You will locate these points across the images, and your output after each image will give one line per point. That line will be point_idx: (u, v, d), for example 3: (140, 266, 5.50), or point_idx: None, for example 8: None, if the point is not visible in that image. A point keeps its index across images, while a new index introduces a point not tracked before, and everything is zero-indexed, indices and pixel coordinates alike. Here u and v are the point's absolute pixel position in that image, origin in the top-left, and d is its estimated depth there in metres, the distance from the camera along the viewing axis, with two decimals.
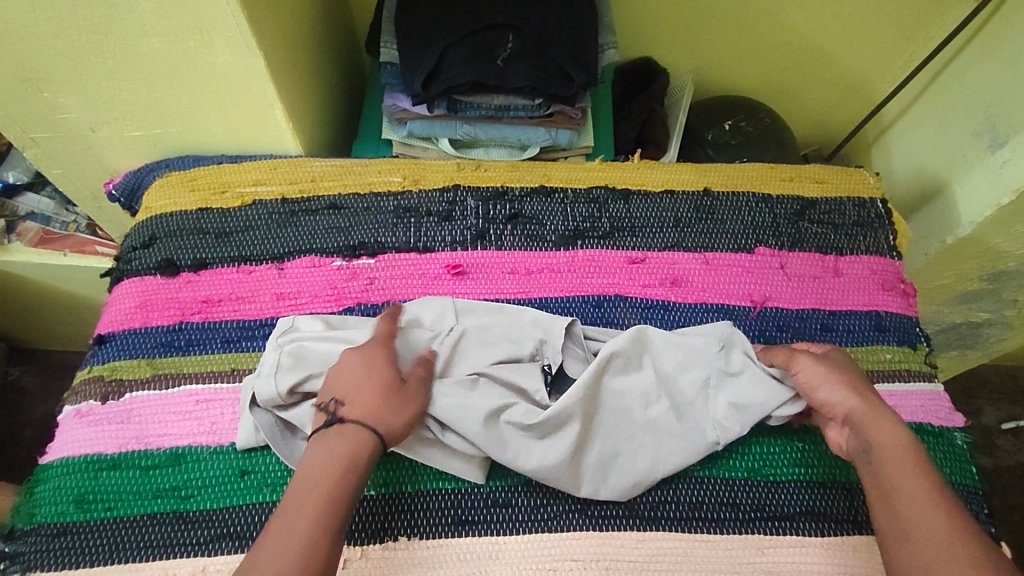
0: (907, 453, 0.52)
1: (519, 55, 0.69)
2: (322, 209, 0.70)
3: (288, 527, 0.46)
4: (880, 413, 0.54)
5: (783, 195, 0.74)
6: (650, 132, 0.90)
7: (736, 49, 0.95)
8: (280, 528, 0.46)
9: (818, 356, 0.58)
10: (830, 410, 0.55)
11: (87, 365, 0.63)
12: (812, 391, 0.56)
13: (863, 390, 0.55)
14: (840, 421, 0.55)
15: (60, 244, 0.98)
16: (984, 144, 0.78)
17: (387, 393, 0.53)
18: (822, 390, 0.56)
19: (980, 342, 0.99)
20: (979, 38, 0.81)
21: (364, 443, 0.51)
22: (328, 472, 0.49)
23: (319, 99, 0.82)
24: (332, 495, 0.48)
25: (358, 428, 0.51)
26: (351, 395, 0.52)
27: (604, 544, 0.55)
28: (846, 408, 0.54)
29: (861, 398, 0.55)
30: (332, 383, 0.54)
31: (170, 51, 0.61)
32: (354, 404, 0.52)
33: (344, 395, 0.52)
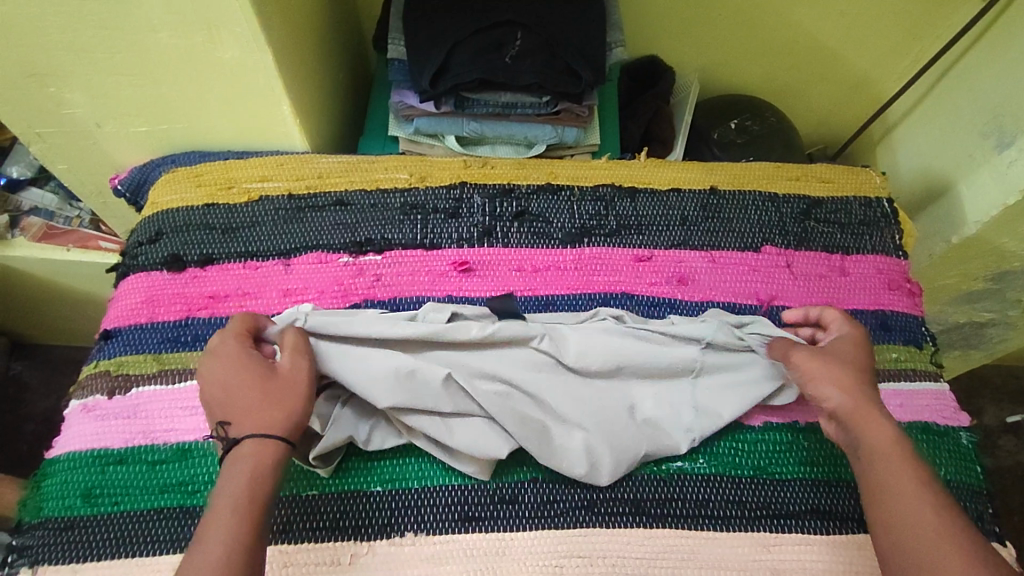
0: (895, 450, 0.51)
1: (527, 53, 0.69)
2: (328, 205, 0.70)
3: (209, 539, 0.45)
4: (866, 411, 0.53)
5: (790, 193, 0.74)
6: (656, 130, 0.90)
7: (742, 47, 0.95)
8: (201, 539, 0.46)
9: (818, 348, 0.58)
10: (819, 403, 0.55)
11: (93, 359, 0.63)
12: (805, 383, 0.56)
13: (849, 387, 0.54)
14: (828, 413, 0.55)
15: (64, 240, 0.98)
16: (990, 144, 0.78)
17: (265, 400, 0.52)
18: (813, 384, 0.56)
19: (983, 342, 0.99)
20: (986, 38, 0.81)
21: (270, 452, 0.50)
22: (245, 481, 0.48)
23: (325, 95, 0.81)
24: (244, 502, 0.47)
25: (251, 441, 0.50)
26: (234, 416, 0.51)
27: (610, 541, 0.55)
28: (833, 403, 0.54)
29: (851, 395, 0.54)
30: (213, 405, 0.52)
31: (179, 47, 0.61)
32: (243, 421, 0.51)
33: (229, 416, 0.51)
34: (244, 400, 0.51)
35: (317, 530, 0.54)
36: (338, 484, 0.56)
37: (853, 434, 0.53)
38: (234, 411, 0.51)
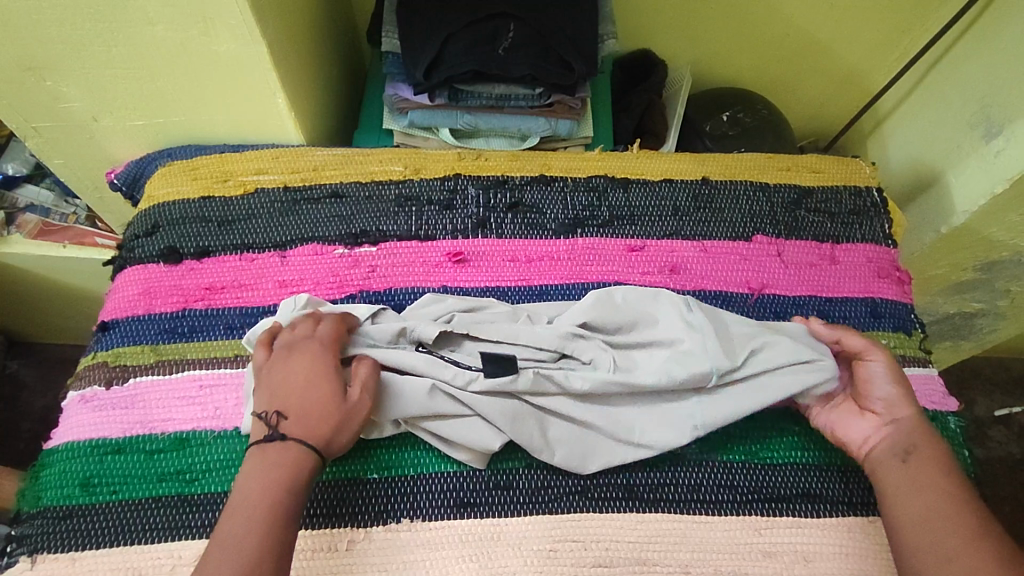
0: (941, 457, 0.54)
1: (520, 45, 0.70)
2: (323, 198, 0.71)
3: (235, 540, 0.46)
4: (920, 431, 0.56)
5: (781, 183, 0.75)
6: (649, 123, 0.90)
7: (733, 41, 0.96)
8: (226, 537, 0.46)
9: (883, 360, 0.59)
10: (889, 407, 0.57)
11: (91, 351, 0.63)
12: (866, 387, 0.58)
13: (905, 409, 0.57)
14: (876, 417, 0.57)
15: (60, 236, 0.98)
16: (978, 134, 0.79)
17: (335, 407, 0.53)
18: (880, 389, 0.58)
19: (973, 333, 1.01)
20: (974, 30, 0.82)
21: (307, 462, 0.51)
22: (270, 486, 0.49)
23: (319, 89, 0.82)
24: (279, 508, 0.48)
25: (297, 447, 0.51)
26: (296, 410, 0.52)
27: (604, 525, 0.56)
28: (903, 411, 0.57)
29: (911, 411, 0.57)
30: (278, 393, 0.53)
31: (175, 39, 0.62)
32: (300, 420, 0.52)
33: (288, 411, 0.52)
34: (310, 407, 0.52)
35: (313, 517, 0.55)
36: (334, 472, 0.57)
37: (906, 441, 0.55)
38: (294, 409, 0.52)
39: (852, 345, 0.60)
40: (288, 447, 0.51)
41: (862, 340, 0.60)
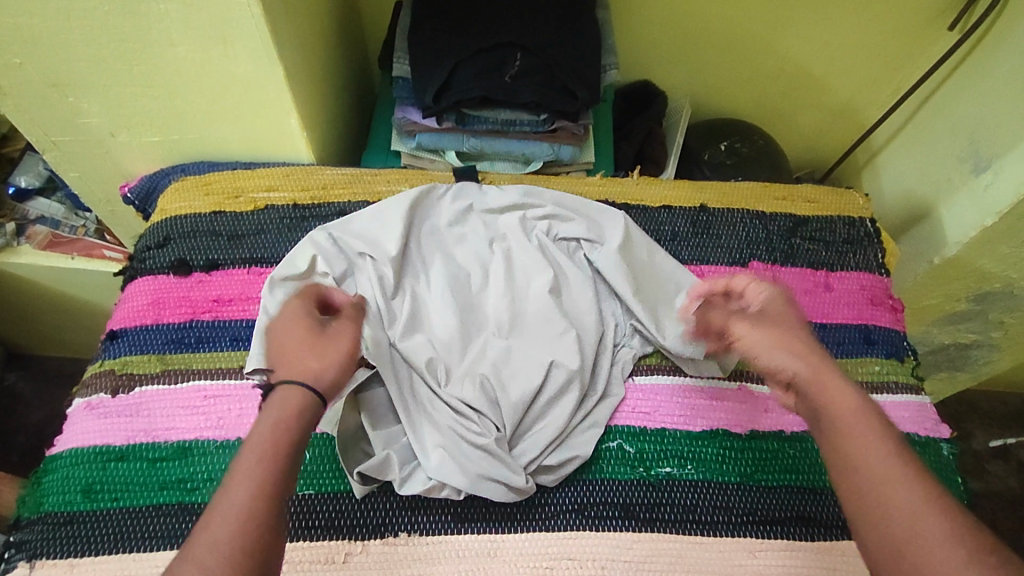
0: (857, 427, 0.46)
1: (526, 72, 0.73)
2: (331, 215, 0.73)
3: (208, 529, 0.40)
4: (823, 367, 0.50)
5: (776, 212, 0.77)
6: (648, 151, 0.93)
7: (732, 74, 0.99)
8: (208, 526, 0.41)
9: (758, 317, 0.55)
10: (777, 373, 0.52)
11: (98, 359, 0.65)
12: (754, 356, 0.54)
13: (805, 349, 0.51)
14: (785, 384, 0.52)
15: (69, 248, 0.99)
16: (968, 168, 0.81)
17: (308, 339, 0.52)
18: (763, 356, 0.53)
19: (969, 364, 1.01)
20: (960, 70, 0.86)
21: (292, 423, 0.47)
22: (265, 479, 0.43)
23: (331, 111, 0.85)
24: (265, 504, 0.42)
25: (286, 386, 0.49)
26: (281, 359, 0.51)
27: (600, 544, 0.56)
28: (789, 373, 0.51)
29: (808, 361, 0.51)
30: (276, 347, 0.52)
31: (195, 59, 0.64)
32: (282, 367, 0.50)
33: (279, 361, 0.51)
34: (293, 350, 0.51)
35: (313, 529, 0.55)
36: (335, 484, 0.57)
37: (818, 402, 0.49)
38: (283, 361, 0.51)
39: (739, 284, 0.58)
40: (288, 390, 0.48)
41: (746, 278, 0.58)
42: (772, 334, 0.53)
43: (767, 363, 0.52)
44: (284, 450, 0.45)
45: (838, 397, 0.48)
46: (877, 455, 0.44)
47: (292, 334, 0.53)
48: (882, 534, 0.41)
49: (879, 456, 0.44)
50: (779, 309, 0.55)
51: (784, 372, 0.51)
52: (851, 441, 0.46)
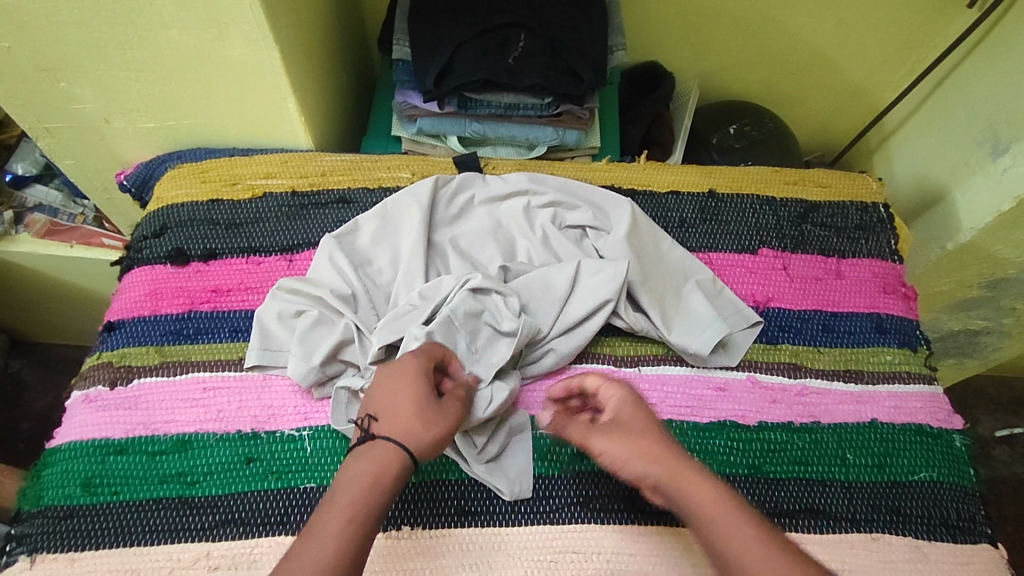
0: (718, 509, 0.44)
1: (530, 54, 0.71)
2: (331, 203, 0.71)
3: (304, 553, 0.41)
4: (683, 466, 0.47)
5: (787, 197, 0.75)
6: (655, 135, 0.91)
7: (742, 54, 0.97)
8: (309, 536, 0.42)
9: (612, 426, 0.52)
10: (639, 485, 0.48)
11: (96, 351, 0.64)
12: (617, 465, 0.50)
13: (655, 450, 0.48)
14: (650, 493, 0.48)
15: (67, 236, 0.98)
16: (985, 152, 0.79)
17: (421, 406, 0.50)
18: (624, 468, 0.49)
19: (978, 351, 0.99)
20: (980, 50, 0.83)
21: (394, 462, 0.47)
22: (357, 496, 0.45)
23: (330, 95, 0.83)
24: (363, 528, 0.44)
25: (385, 444, 0.47)
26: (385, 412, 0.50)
27: (606, 537, 0.55)
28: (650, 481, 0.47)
29: (663, 465, 0.47)
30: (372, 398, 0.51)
31: (189, 43, 0.62)
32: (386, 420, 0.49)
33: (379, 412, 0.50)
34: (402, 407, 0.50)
35: None
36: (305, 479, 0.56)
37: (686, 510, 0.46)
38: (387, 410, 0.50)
39: (591, 386, 0.57)
40: (382, 443, 0.47)
41: (601, 378, 0.57)
42: (634, 443, 0.49)
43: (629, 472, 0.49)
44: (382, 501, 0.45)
45: (696, 494, 0.45)
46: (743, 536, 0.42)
47: (402, 393, 0.50)
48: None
49: (749, 546, 0.41)
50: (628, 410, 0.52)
51: (643, 477, 0.48)
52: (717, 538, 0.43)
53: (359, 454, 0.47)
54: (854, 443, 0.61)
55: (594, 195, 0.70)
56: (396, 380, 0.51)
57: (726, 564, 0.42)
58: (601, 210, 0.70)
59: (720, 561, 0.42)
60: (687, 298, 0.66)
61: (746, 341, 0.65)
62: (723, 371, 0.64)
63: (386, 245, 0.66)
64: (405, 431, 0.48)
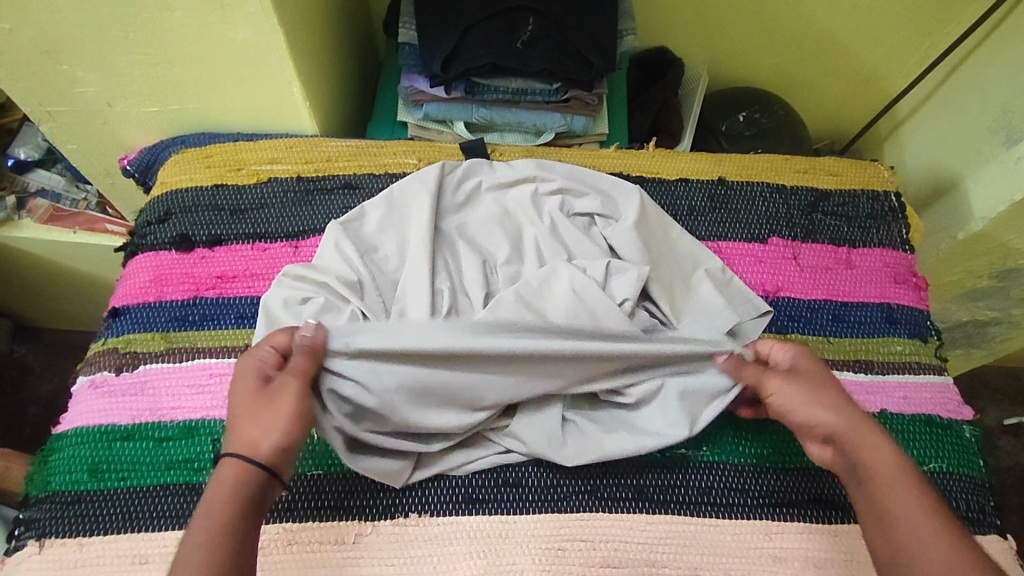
0: (896, 473, 0.47)
1: (539, 39, 0.69)
2: (336, 188, 0.70)
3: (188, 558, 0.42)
4: (862, 424, 0.50)
5: (798, 185, 0.74)
6: (664, 121, 0.90)
7: (752, 40, 0.95)
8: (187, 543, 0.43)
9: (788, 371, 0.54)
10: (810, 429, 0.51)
11: (102, 337, 0.63)
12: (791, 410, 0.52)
13: (839, 402, 0.51)
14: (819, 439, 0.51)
15: (71, 222, 0.97)
16: (999, 140, 0.78)
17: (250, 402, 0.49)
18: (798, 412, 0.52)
19: (985, 341, 0.99)
20: (996, 35, 0.81)
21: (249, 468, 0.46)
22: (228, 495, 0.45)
23: (335, 79, 0.82)
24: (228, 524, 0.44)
25: (229, 460, 0.47)
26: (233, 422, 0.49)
27: (613, 525, 0.55)
28: (826, 428, 0.50)
29: (845, 417, 0.50)
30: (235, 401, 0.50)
31: (193, 25, 0.61)
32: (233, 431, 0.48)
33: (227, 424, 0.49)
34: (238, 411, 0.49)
35: (322, 510, 0.55)
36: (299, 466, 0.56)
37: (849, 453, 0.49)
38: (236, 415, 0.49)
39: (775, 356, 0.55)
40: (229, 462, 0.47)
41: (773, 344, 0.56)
42: (819, 398, 0.51)
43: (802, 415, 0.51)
44: (239, 515, 0.45)
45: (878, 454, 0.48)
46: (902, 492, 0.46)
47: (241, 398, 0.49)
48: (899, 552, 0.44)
49: (910, 510, 0.45)
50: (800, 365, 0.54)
51: (819, 426, 0.51)
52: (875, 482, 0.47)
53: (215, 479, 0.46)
54: None
55: (601, 181, 0.70)
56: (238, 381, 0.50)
57: (879, 509, 0.46)
58: (609, 197, 0.69)
59: (872, 506, 0.47)
60: (696, 287, 0.65)
61: (755, 330, 0.64)
62: None
63: (392, 232, 0.65)
64: (244, 438, 0.47)
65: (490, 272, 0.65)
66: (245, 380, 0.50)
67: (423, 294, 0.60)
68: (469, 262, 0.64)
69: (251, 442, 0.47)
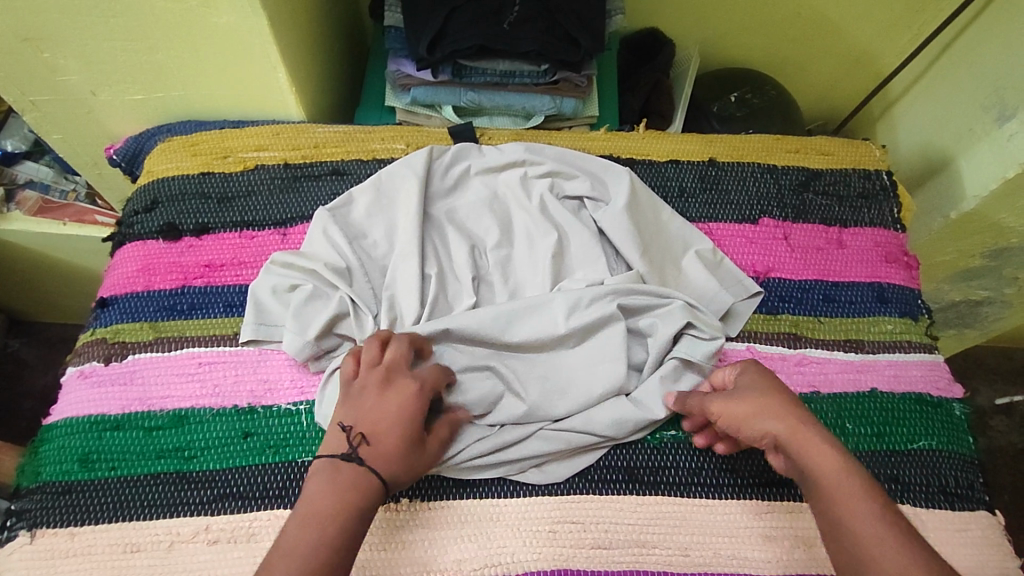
0: (846, 480, 0.46)
1: (526, 20, 0.69)
2: (324, 174, 0.70)
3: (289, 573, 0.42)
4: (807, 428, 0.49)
5: (789, 165, 0.73)
6: (654, 104, 0.89)
7: (744, 19, 0.94)
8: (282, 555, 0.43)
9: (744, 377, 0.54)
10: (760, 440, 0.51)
11: (90, 327, 0.63)
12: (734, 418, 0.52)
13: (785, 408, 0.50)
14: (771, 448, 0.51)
15: (60, 214, 0.97)
16: (991, 118, 0.77)
17: (410, 446, 0.49)
18: (747, 420, 0.51)
19: (978, 321, 0.99)
20: (988, 12, 0.81)
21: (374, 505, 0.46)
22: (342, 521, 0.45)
23: (321, 65, 0.81)
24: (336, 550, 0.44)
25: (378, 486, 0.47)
26: (377, 439, 0.48)
27: (604, 507, 0.55)
28: (773, 438, 0.50)
29: (785, 424, 0.50)
30: (361, 415, 0.49)
31: (173, 10, 0.60)
32: (376, 451, 0.48)
33: (369, 435, 0.48)
34: (391, 439, 0.48)
35: None
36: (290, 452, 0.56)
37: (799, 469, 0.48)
38: (381, 438, 0.48)
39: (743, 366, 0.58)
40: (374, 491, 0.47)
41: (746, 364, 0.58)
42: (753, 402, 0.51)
43: (751, 422, 0.51)
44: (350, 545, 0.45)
45: (819, 459, 0.48)
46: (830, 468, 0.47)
47: (389, 416, 0.49)
48: (841, 534, 0.45)
49: (864, 523, 0.44)
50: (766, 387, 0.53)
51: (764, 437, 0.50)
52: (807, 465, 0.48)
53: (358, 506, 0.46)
54: (854, 413, 0.61)
55: (592, 165, 0.69)
56: (390, 406, 0.50)
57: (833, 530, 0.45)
58: (599, 180, 0.69)
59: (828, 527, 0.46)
60: (686, 269, 0.65)
61: (746, 311, 0.64)
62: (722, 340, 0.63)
63: (379, 216, 0.65)
64: (390, 474, 0.48)
65: (479, 257, 0.64)
66: (413, 418, 0.50)
67: (418, 282, 0.60)
68: (459, 246, 0.64)
69: (398, 481, 0.48)
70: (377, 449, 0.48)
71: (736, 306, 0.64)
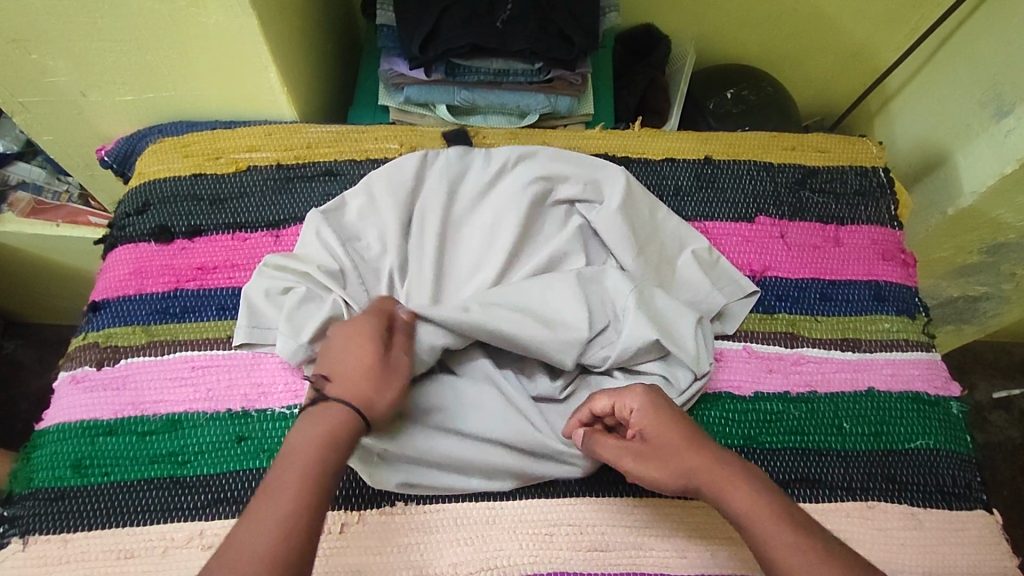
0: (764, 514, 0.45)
1: (518, 18, 0.68)
2: (318, 175, 0.69)
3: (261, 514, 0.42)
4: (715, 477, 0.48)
5: (785, 163, 0.73)
6: (650, 101, 0.88)
7: (740, 15, 0.94)
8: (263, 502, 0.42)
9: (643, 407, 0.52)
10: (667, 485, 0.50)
11: (82, 331, 0.63)
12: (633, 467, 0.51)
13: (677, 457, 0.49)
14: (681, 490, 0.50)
15: (53, 215, 0.96)
16: (989, 113, 0.77)
17: (371, 367, 0.50)
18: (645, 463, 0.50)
19: (976, 316, 0.98)
20: (986, 7, 0.80)
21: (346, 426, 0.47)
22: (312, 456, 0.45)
23: (313, 64, 0.80)
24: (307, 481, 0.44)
25: (342, 406, 0.48)
26: (338, 371, 0.50)
27: (600, 509, 0.55)
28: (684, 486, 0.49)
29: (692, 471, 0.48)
30: (322, 358, 0.51)
31: (160, 10, 0.60)
32: (340, 382, 0.49)
33: (331, 372, 0.50)
34: (351, 365, 0.49)
35: None
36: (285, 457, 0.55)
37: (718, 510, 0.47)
38: (342, 370, 0.49)
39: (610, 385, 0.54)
40: (330, 407, 0.48)
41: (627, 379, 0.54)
42: (655, 459, 0.50)
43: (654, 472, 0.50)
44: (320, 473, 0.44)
45: (733, 499, 0.46)
46: (737, 490, 0.46)
47: (348, 349, 0.50)
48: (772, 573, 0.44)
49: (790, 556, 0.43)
50: (654, 423, 0.51)
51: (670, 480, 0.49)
52: (721, 492, 0.47)
53: (309, 415, 0.48)
54: (850, 412, 0.60)
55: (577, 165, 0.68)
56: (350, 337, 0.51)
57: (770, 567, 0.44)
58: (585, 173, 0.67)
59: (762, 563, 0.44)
60: (681, 268, 0.65)
61: (742, 311, 0.64)
62: (719, 340, 0.63)
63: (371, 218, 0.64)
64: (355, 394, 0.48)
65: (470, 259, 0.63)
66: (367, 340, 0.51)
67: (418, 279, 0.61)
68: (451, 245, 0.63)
69: (368, 400, 0.48)
70: (338, 384, 0.49)
71: (732, 308, 0.64)
